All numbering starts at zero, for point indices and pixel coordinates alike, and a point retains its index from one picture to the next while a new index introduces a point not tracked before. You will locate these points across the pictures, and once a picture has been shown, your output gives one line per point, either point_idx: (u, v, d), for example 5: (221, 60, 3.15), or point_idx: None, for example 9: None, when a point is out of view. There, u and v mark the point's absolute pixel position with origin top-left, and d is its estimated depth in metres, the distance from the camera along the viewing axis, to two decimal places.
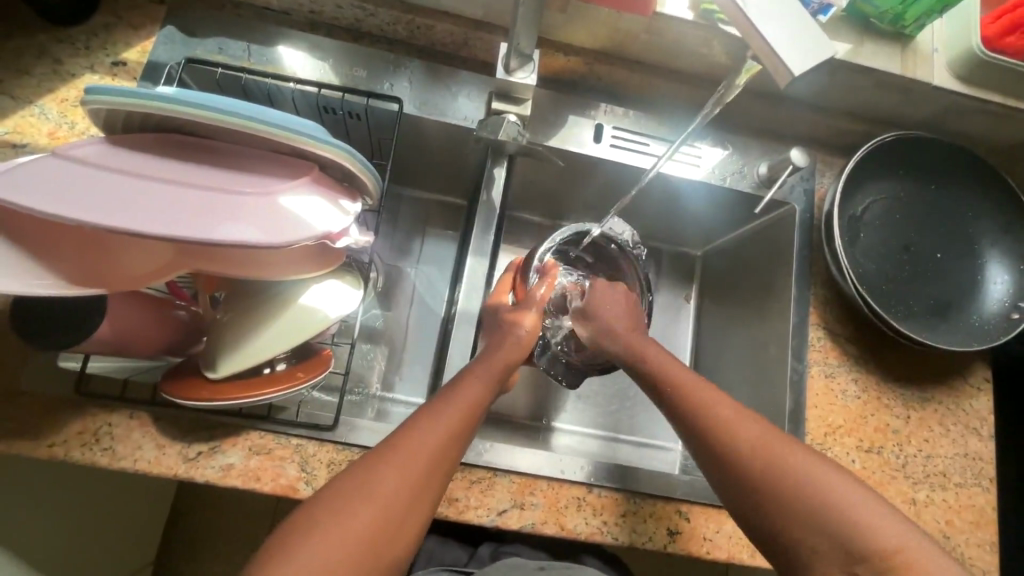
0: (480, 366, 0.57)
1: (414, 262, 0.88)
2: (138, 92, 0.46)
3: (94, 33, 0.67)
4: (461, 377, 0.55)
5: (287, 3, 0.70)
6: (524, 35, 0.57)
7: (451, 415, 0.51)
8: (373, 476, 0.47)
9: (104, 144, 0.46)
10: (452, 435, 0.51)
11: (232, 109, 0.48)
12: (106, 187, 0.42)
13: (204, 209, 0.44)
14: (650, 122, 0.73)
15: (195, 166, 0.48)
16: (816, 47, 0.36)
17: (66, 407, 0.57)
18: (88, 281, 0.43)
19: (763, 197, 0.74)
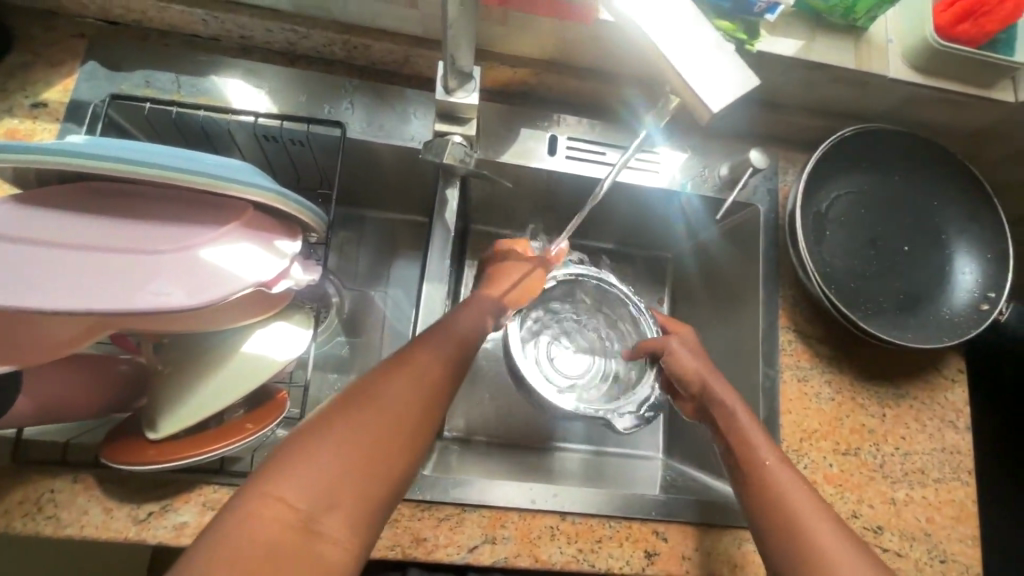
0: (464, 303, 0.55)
1: (379, 285, 0.86)
2: (38, 147, 0.42)
3: (10, 73, 0.63)
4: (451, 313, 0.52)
5: (215, 29, 0.66)
6: (461, 55, 0.54)
7: (442, 339, 0.48)
8: (368, 393, 0.41)
9: (8, 206, 0.43)
10: (460, 345, 0.48)
11: (142, 158, 0.44)
12: (11, 259, 0.40)
13: (119, 273, 0.42)
14: (606, 130, 0.71)
15: (112, 221, 0.45)
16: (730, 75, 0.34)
17: (3, 476, 0.54)
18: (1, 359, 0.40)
19: (726, 200, 0.72)
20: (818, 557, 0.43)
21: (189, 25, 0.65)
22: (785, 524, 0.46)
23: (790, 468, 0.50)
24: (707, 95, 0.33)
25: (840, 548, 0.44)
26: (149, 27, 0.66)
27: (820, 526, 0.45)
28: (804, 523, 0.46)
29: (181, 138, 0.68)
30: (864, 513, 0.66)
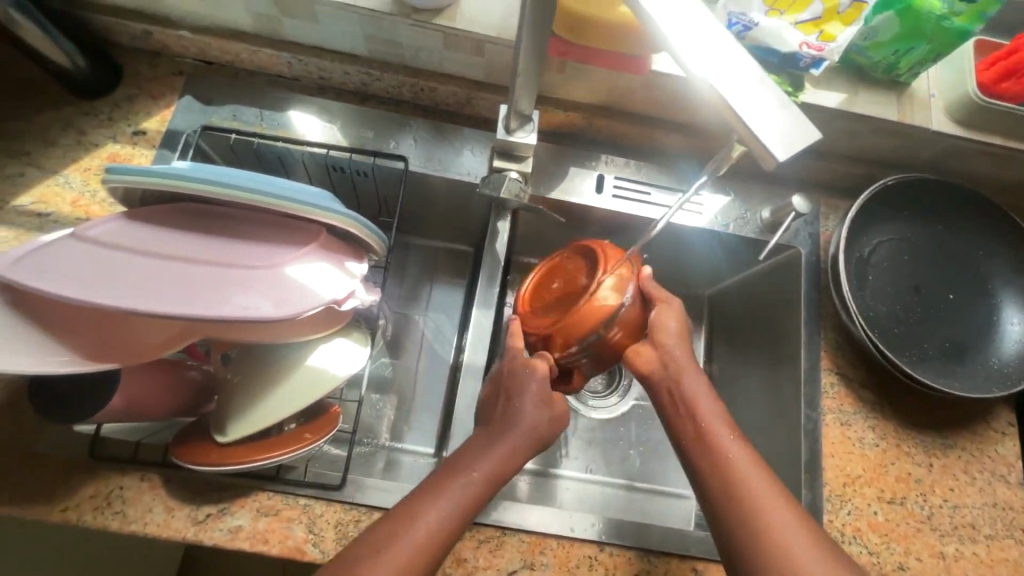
0: (500, 439, 0.54)
1: (422, 309, 0.89)
2: (149, 170, 0.48)
3: (117, 103, 0.71)
4: (476, 454, 0.53)
5: (297, 70, 0.72)
6: (523, 99, 0.58)
7: (459, 491, 0.50)
8: (376, 553, 0.46)
9: (121, 220, 0.48)
10: (453, 515, 0.49)
11: (235, 183, 0.49)
12: (124, 268, 0.44)
13: (214, 285, 0.46)
14: (651, 172, 0.74)
15: (209, 239, 0.49)
16: (796, 128, 0.35)
17: (78, 470, 0.58)
18: (104, 357, 0.44)
19: (767, 242, 0.74)
20: (773, 536, 0.47)
21: (275, 66, 0.72)
22: (740, 498, 0.50)
23: (775, 488, 0.50)
24: (773, 145, 0.35)
25: (813, 562, 0.46)
26: (238, 66, 0.73)
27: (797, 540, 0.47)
28: (767, 519, 0.48)
29: (257, 165, 0.74)
30: (911, 567, 0.64)
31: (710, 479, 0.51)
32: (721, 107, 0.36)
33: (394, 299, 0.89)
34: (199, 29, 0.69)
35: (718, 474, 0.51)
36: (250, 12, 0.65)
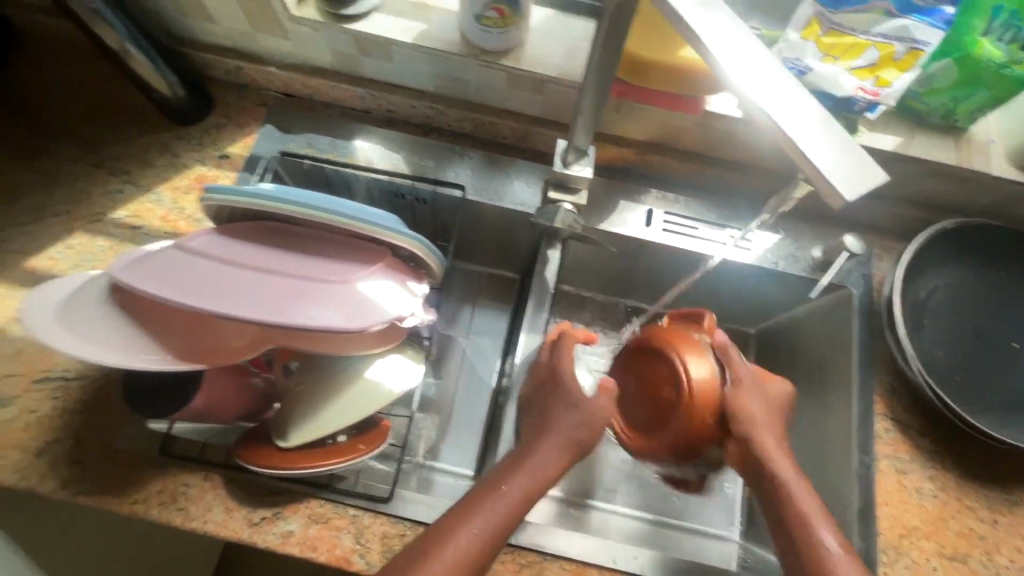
0: (528, 456, 0.55)
1: (465, 332, 0.91)
2: (241, 190, 0.53)
3: (206, 130, 0.78)
4: (502, 475, 0.53)
5: (368, 103, 0.78)
6: (581, 135, 0.62)
7: (495, 511, 0.51)
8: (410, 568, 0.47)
9: (213, 233, 0.53)
10: (489, 535, 0.50)
11: (314, 203, 0.54)
12: (217, 276, 0.49)
13: (294, 296, 0.50)
14: (700, 208, 0.76)
15: (289, 254, 0.54)
16: (863, 170, 0.36)
17: (149, 465, 0.61)
18: (193, 357, 0.49)
19: (817, 281, 0.74)
20: None
21: (349, 99, 0.78)
22: (814, 554, 0.51)
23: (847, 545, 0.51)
24: (842, 185, 0.36)
25: None
26: (315, 99, 0.79)
27: (829, 527, 0.52)
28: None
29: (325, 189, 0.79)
30: None
31: (785, 533, 0.53)
32: (788, 148, 0.37)
33: (439, 321, 0.91)
34: (285, 66, 0.76)
35: (793, 528, 0.53)
36: (333, 51, 0.71)
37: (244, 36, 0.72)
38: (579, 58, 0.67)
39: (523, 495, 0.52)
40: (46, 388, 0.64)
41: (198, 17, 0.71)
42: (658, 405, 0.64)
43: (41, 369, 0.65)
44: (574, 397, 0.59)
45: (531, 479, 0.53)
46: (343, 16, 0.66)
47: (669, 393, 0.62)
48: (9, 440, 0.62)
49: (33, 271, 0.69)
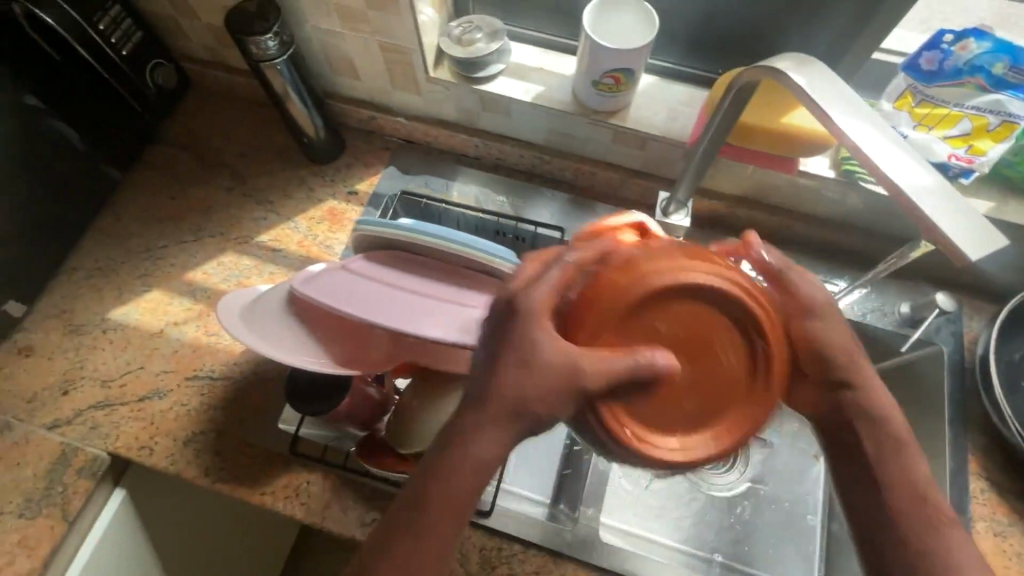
0: (467, 450, 0.40)
1: None
2: (387, 223, 0.60)
3: (338, 168, 0.88)
4: (443, 477, 0.40)
5: (480, 151, 0.87)
6: (684, 187, 0.68)
7: (461, 477, 0.40)
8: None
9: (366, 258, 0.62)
10: (455, 507, 0.40)
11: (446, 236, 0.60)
12: (368, 293, 0.57)
13: (429, 312, 0.56)
14: (787, 260, 0.80)
15: (427, 279, 0.60)
16: (986, 233, 0.40)
17: (279, 462, 0.69)
18: (346, 363, 0.56)
19: (907, 336, 0.76)
20: None
21: (463, 146, 0.88)
22: None
23: None
24: (967, 245, 0.39)
25: None
26: (433, 146, 0.89)
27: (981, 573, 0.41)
28: None
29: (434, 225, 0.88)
30: None
31: None
32: (911, 209, 0.41)
33: None
34: (413, 117, 0.87)
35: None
36: (458, 106, 0.82)
37: (382, 91, 0.84)
38: (681, 119, 0.74)
39: (472, 489, 0.40)
40: (196, 385, 0.73)
41: (346, 75, 0.83)
42: (657, 340, 0.39)
43: (193, 368, 0.74)
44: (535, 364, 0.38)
45: (480, 462, 0.40)
46: (474, 79, 0.77)
47: (674, 350, 0.40)
48: (163, 429, 0.71)
49: (193, 282, 0.80)
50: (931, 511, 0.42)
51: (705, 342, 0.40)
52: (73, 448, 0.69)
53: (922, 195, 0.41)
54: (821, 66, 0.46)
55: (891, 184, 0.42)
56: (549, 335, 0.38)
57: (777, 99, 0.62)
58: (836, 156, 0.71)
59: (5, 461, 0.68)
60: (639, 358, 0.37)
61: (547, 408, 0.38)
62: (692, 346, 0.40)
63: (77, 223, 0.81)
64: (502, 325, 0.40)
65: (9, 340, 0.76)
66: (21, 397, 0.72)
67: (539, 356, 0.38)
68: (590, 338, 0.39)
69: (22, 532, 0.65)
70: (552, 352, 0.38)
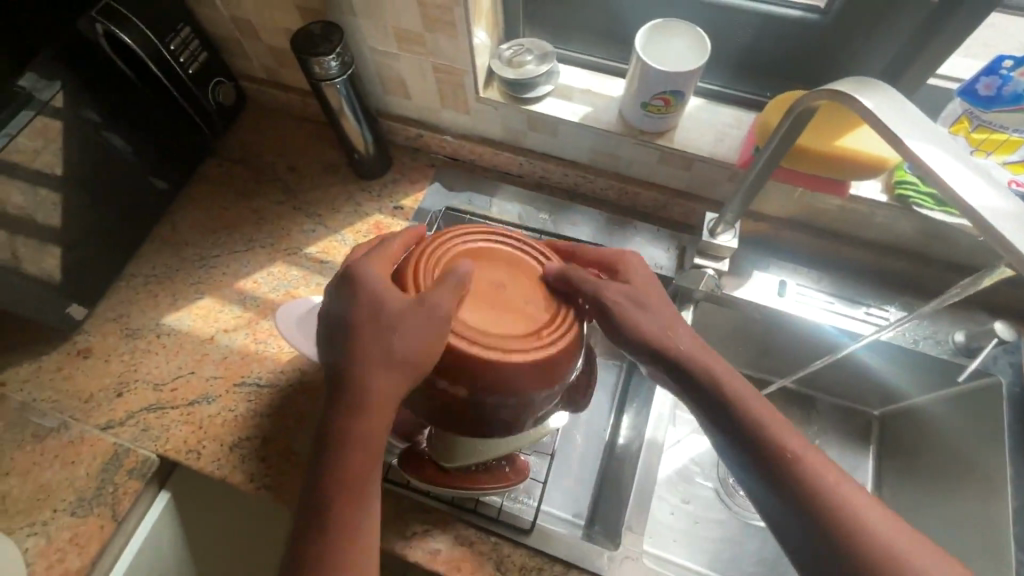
0: (356, 400, 0.47)
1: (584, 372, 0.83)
2: None
3: (384, 184, 0.91)
4: (364, 382, 0.47)
5: (523, 169, 0.89)
6: (733, 209, 0.68)
7: (374, 375, 0.47)
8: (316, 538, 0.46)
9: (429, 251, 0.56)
10: (380, 404, 0.47)
11: None
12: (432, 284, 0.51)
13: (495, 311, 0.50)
14: (834, 283, 0.79)
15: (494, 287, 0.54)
16: None
17: None
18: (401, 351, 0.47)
19: (964, 365, 0.74)
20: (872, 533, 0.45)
21: (507, 164, 0.89)
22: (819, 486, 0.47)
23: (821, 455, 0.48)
24: None
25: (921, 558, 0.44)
26: (477, 164, 0.91)
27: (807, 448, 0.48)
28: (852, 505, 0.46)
29: None
30: None
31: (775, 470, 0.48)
32: (990, 234, 0.41)
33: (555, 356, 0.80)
34: (459, 136, 0.89)
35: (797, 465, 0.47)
36: (504, 125, 0.83)
37: (431, 111, 0.86)
38: (728, 141, 0.75)
39: (379, 436, 0.47)
40: (243, 392, 0.75)
41: (397, 94, 0.85)
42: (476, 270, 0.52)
43: (240, 375, 0.76)
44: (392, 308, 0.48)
45: (383, 407, 0.47)
46: (523, 99, 0.78)
47: (501, 289, 0.52)
48: (210, 434, 0.72)
49: (242, 291, 0.82)
50: (791, 455, 0.48)
51: (521, 289, 0.53)
52: (124, 449, 0.71)
53: (998, 218, 0.41)
54: (888, 89, 0.46)
55: (968, 209, 0.42)
56: (369, 271, 0.51)
57: (839, 117, 0.63)
58: (889, 181, 0.71)
59: (60, 460, 0.70)
60: (460, 272, 0.49)
61: (418, 354, 0.46)
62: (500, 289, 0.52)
63: (136, 231, 0.85)
64: (344, 288, 0.51)
65: (68, 342, 0.79)
66: (77, 398, 0.75)
67: (357, 292, 0.50)
68: (417, 282, 0.50)
69: (74, 530, 0.67)
70: (375, 279, 0.50)
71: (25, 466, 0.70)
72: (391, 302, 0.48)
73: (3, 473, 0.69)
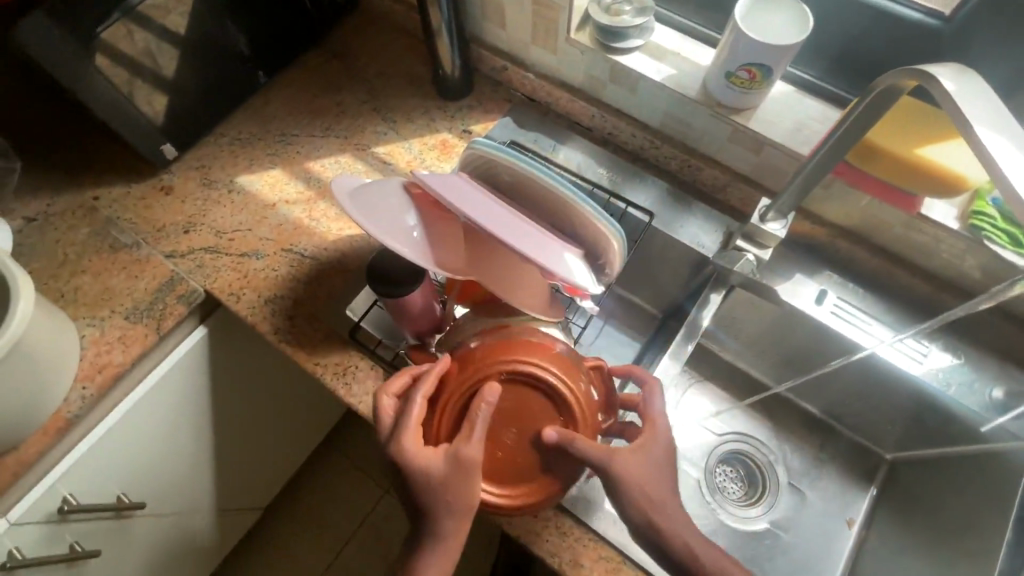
0: (427, 546, 0.55)
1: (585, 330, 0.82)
2: (512, 150, 0.62)
3: (460, 107, 0.94)
4: (433, 526, 0.55)
5: (595, 123, 0.90)
6: (791, 196, 0.66)
7: (447, 518, 0.54)
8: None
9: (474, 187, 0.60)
10: (452, 532, 0.54)
11: (563, 183, 0.62)
12: (501, 216, 0.58)
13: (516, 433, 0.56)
14: (877, 306, 0.76)
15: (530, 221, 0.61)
16: None
17: (338, 342, 0.76)
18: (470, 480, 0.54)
19: (993, 420, 0.70)
20: None
21: (580, 114, 0.90)
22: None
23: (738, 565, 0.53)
24: None
25: None
26: (551, 108, 0.93)
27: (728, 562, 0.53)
28: None
29: None
30: None
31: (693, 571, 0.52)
32: None
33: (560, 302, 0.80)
34: (542, 75, 0.90)
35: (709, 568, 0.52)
36: (586, 73, 0.85)
37: (521, 45, 0.88)
38: (806, 132, 0.73)
39: (451, 546, 0.55)
40: (288, 257, 0.82)
41: (494, 22, 0.88)
42: (511, 402, 0.56)
43: (290, 242, 0.83)
44: (451, 395, 0.57)
45: (435, 573, 0.54)
46: (611, 49, 0.79)
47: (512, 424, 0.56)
48: (252, 284, 0.80)
49: (310, 171, 0.89)
50: None
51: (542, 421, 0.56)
52: (179, 277, 0.80)
53: None
54: (977, 78, 0.44)
55: None
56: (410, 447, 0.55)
57: (936, 122, 0.61)
58: (966, 209, 0.67)
59: (126, 272, 0.80)
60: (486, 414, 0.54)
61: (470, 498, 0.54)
62: (521, 419, 0.56)
63: (234, 97, 0.93)
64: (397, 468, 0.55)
65: (155, 177, 0.88)
66: (152, 225, 0.84)
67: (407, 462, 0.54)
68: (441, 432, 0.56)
69: (123, 330, 0.76)
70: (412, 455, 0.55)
71: (98, 269, 0.80)
72: (440, 458, 0.54)
73: (80, 269, 0.80)
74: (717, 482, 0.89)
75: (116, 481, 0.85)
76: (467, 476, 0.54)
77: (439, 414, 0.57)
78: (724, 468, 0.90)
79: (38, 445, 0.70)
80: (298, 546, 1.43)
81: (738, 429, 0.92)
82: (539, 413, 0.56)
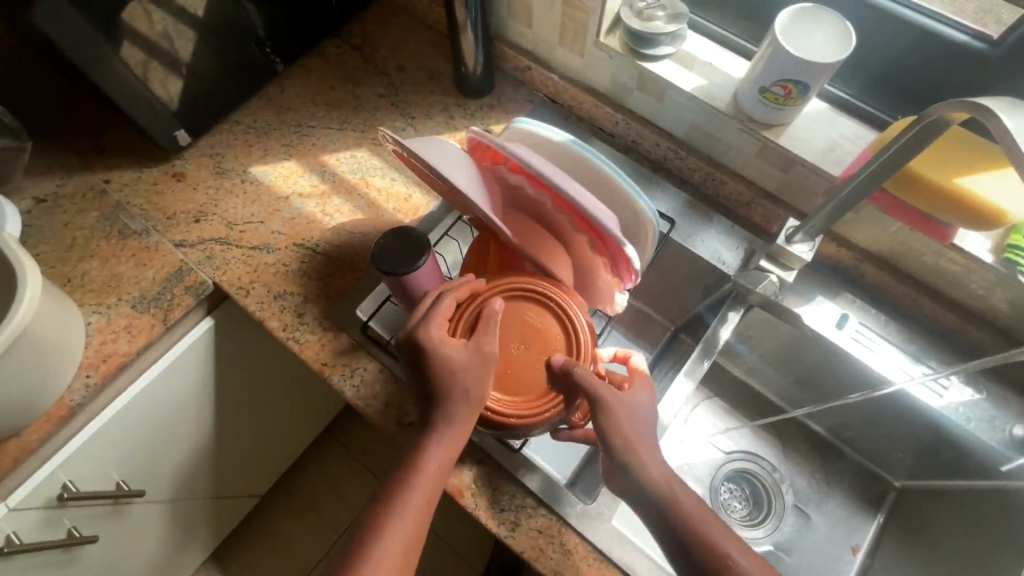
0: (435, 437, 0.57)
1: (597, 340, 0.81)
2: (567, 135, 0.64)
3: (480, 106, 0.92)
4: (441, 421, 0.57)
5: (618, 129, 0.87)
6: (820, 219, 0.64)
7: (457, 414, 0.57)
8: (403, 490, 0.55)
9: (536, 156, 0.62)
10: (458, 430, 0.57)
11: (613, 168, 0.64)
12: (562, 178, 0.59)
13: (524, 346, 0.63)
14: (898, 333, 0.74)
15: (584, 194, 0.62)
16: None
17: (347, 344, 0.75)
18: (484, 378, 0.57)
19: (1013, 459, 0.69)
20: None
21: (604, 119, 0.88)
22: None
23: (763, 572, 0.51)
24: None
25: None
26: (574, 112, 0.90)
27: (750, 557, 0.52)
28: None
29: None
30: None
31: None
32: None
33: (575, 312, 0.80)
34: (567, 77, 0.88)
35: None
36: (613, 77, 0.82)
37: (547, 46, 0.86)
38: (838, 153, 0.70)
39: (455, 443, 0.57)
40: (299, 251, 0.80)
41: (521, 21, 0.85)
42: (524, 322, 0.63)
43: (301, 236, 0.81)
44: (475, 298, 0.62)
45: (437, 466, 0.56)
46: (641, 54, 0.76)
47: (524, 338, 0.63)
48: (261, 278, 0.78)
49: (325, 164, 0.87)
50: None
51: (553, 347, 0.63)
52: (188, 268, 0.78)
53: None
54: None
55: None
56: (436, 335, 0.58)
57: (982, 151, 0.59)
58: (1001, 242, 0.65)
59: (135, 259, 0.79)
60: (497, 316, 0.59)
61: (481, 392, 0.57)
62: (531, 339, 0.63)
63: (251, 84, 0.91)
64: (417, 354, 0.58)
65: (168, 163, 0.86)
66: (162, 212, 0.83)
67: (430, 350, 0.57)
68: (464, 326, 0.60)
69: (129, 319, 0.75)
70: (439, 341, 0.57)
71: (106, 254, 0.79)
72: (464, 349, 0.58)
73: (88, 254, 0.78)
74: (720, 499, 0.88)
75: (116, 469, 0.85)
76: (481, 367, 0.57)
77: (461, 308, 0.61)
78: (729, 486, 0.89)
79: (37, 431, 0.70)
80: (293, 535, 1.43)
81: (747, 447, 0.91)
82: (547, 336, 0.63)
